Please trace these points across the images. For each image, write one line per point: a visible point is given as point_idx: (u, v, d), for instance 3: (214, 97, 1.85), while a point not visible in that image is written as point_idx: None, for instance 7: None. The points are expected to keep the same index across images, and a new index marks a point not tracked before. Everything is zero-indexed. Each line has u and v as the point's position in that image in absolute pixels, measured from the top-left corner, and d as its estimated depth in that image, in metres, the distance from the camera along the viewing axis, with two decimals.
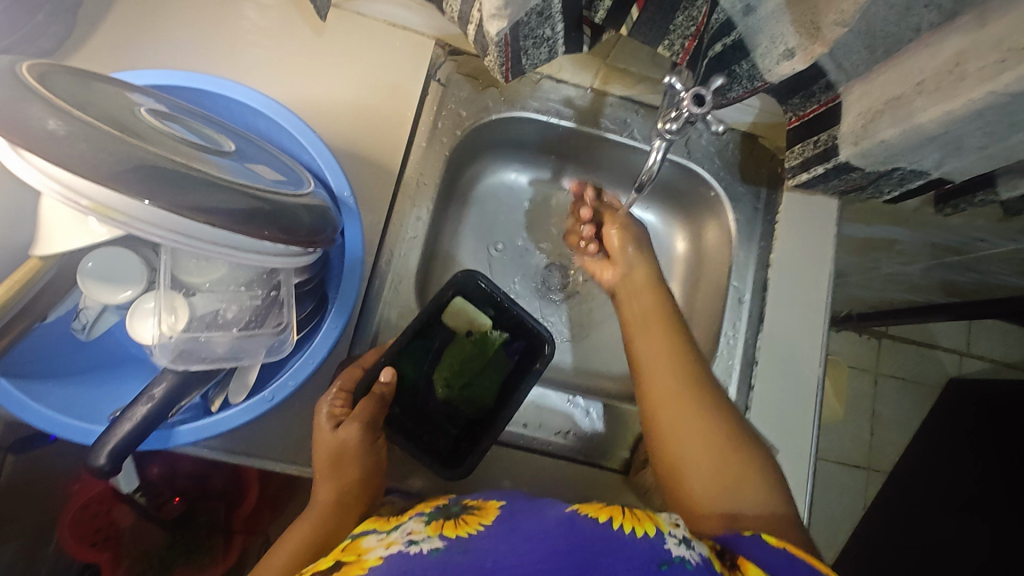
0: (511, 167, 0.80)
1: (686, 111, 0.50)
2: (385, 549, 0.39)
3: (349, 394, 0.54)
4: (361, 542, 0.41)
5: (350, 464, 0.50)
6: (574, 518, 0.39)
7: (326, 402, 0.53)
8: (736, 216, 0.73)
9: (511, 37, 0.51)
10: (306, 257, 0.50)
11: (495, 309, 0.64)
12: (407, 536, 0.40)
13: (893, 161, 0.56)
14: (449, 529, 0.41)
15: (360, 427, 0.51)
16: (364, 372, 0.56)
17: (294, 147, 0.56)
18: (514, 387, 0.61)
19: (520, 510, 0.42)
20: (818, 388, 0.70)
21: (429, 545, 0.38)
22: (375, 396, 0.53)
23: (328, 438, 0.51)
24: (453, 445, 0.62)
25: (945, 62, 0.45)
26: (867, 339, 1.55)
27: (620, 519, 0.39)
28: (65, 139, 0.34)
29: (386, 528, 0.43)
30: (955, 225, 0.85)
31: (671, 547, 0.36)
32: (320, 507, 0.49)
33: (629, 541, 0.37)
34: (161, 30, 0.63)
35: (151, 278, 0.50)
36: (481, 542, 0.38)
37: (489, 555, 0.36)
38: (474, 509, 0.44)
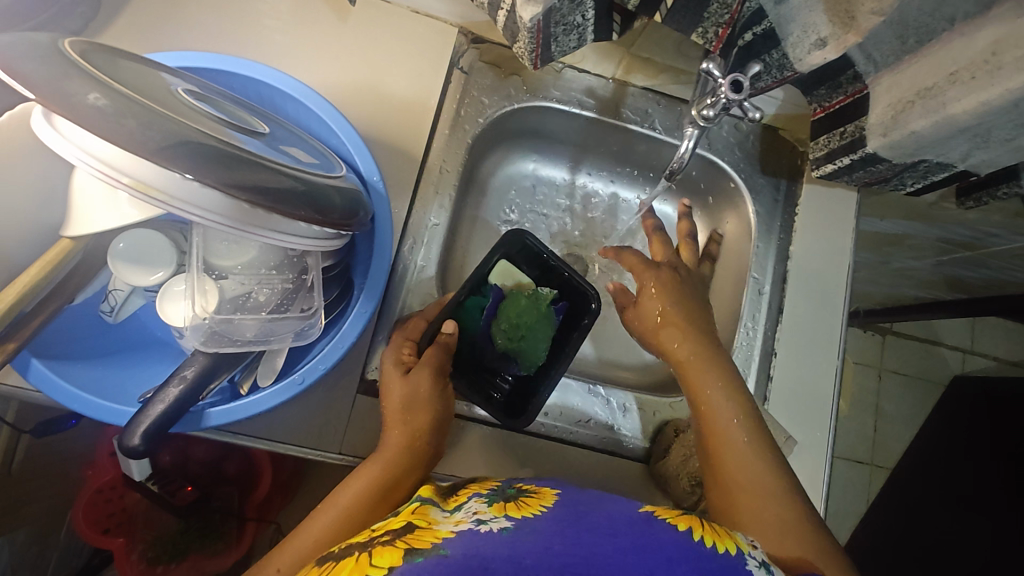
0: (530, 157, 0.79)
1: (722, 97, 0.51)
2: (454, 525, 0.39)
3: (415, 343, 0.58)
4: (428, 513, 0.42)
5: (421, 410, 0.53)
6: (650, 521, 0.40)
7: (394, 351, 0.57)
8: (756, 208, 0.73)
9: (542, 23, 0.51)
10: (335, 240, 0.50)
11: (540, 270, 0.67)
12: (474, 515, 0.41)
13: (921, 153, 0.56)
14: (513, 510, 0.42)
15: (430, 373, 0.55)
16: (427, 324, 0.59)
17: (323, 131, 0.55)
18: (565, 341, 0.64)
19: (581, 500, 0.43)
20: (836, 380, 0.70)
21: (499, 525, 0.39)
22: (441, 345, 0.56)
23: (398, 385, 0.54)
24: (507, 400, 0.63)
25: (981, 52, 0.45)
26: (873, 335, 1.55)
27: (700, 531, 0.40)
28: (109, 112, 0.34)
29: (447, 506, 0.44)
30: (970, 220, 0.85)
31: (751, 570, 0.39)
32: (389, 454, 0.51)
33: (710, 556, 0.38)
34: (185, 13, 0.63)
35: (181, 260, 0.50)
36: (548, 521, 0.39)
37: (560, 533, 0.37)
38: (531, 493, 0.45)
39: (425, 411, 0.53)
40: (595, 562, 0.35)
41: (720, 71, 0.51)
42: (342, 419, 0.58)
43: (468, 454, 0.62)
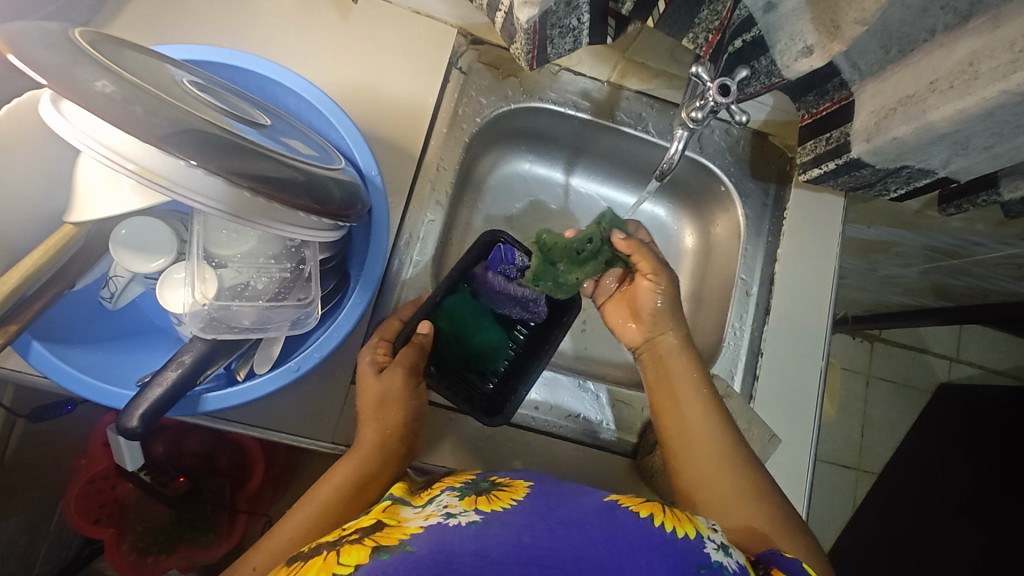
0: (526, 157, 0.81)
1: (710, 100, 0.52)
2: (424, 520, 0.40)
3: (390, 343, 0.59)
4: (399, 510, 0.43)
5: (395, 406, 0.55)
6: (615, 508, 0.41)
7: (369, 351, 0.58)
8: (745, 211, 0.75)
9: (539, 25, 0.52)
10: (333, 232, 0.51)
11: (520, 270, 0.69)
12: (444, 509, 0.42)
13: (903, 159, 0.58)
14: (484, 504, 0.42)
15: (404, 371, 0.56)
16: (403, 324, 0.61)
17: (324, 126, 0.57)
18: (545, 339, 0.65)
19: (552, 492, 0.43)
20: (820, 381, 0.72)
21: (468, 518, 0.39)
22: (415, 345, 0.58)
23: (373, 383, 0.56)
24: (488, 400, 0.64)
25: (959, 62, 0.47)
26: (861, 341, 1.58)
27: (661, 516, 0.41)
28: (115, 99, 0.35)
29: (419, 502, 0.45)
30: (954, 228, 0.87)
31: (710, 552, 0.39)
32: (364, 450, 0.53)
33: (670, 539, 0.39)
34: (191, 7, 0.64)
35: (181, 249, 0.51)
36: (518, 514, 0.40)
37: (528, 528, 0.38)
38: (503, 486, 0.46)
39: (397, 408, 0.55)
40: (562, 555, 0.35)
41: (709, 75, 0.52)
42: (336, 409, 0.59)
43: (457, 447, 0.63)
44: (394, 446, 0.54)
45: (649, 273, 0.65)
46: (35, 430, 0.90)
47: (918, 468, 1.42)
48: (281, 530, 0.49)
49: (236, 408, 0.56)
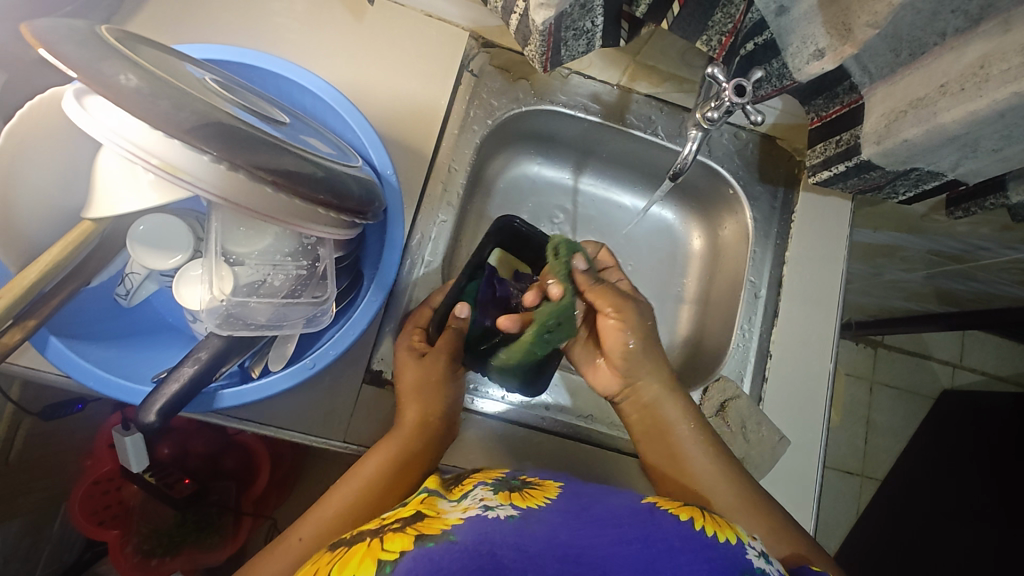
0: (535, 159, 0.82)
1: (727, 100, 0.53)
2: (463, 512, 0.40)
3: (425, 330, 0.61)
4: (436, 502, 0.43)
5: (436, 391, 0.57)
6: (653, 512, 0.41)
7: (406, 337, 0.60)
8: (754, 214, 0.76)
9: (554, 27, 0.53)
10: (349, 230, 0.51)
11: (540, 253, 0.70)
12: (481, 503, 0.41)
13: (912, 161, 0.58)
14: (519, 501, 0.42)
15: (445, 357, 0.58)
16: (435, 310, 0.61)
17: (338, 125, 0.57)
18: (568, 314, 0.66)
19: (583, 494, 0.44)
20: (829, 382, 0.72)
21: (506, 513, 0.39)
22: (454, 330, 0.59)
23: (416, 367, 0.57)
24: (520, 376, 0.65)
25: (970, 65, 0.48)
26: (864, 347, 1.58)
27: (701, 521, 0.40)
28: (143, 92, 0.36)
29: (453, 495, 0.45)
30: (960, 232, 0.88)
31: (752, 558, 0.38)
32: (405, 432, 0.54)
33: (711, 543, 0.37)
34: (206, 9, 0.65)
35: (197, 247, 0.52)
36: (552, 514, 0.40)
37: (564, 528, 0.38)
38: (535, 485, 0.46)
39: (437, 391, 0.57)
40: (600, 552, 0.36)
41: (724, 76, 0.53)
42: (348, 408, 0.59)
43: (468, 447, 0.63)
44: (433, 430, 0.55)
45: (612, 311, 0.61)
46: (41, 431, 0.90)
47: (922, 474, 1.42)
48: (326, 508, 0.50)
49: (249, 406, 0.56)
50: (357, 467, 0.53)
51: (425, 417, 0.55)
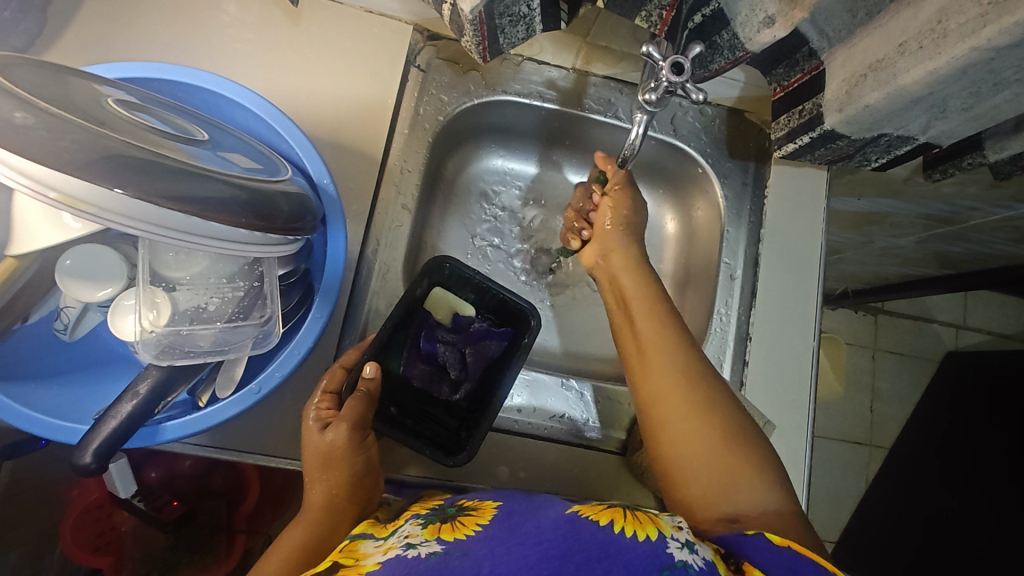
0: (497, 153, 0.79)
1: (664, 81, 0.49)
2: (382, 555, 0.41)
3: (336, 395, 0.55)
4: (359, 546, 0.43)
5: (340, 467, 0.52)
6: (574, 521, 0.42)
7: (312, 407, 0.54)
8: (724, 191, 0.73)
9: (486, 15, 0.50)
10: (289, 247, 0.49)
11: (476, 292, 0.66)
12: (404, 541, 0.42)
13: (879, 127, 0.55)
14: (447, 532, 0.43)
15: (349, 427, 0.52)
16: (348, 371, 0.56)
17: (274, 136, 0.55)
18: (508, 365, 0.63)
19: (516, 512, 0.45)
20: (813, 362, 0.69)
21: (429, 548, 0.40)
22: (360, 394, 0.54)
23: (317, 441, 0.52)
24: (452, 436, 0.61)
25: (927, 21, 0.44)
26: (864, 315, 1.55)
27: (621, 522, 0.41)
28: (28, 130, 0.33)
29: (382, 534, 0.45)
30: (946, 194, 0.84)
31: (673, 551, 0.38)
32: (313, 515, 0.51)
33: (630, 544, 0.39)
34: (135, 25, 0.62)
35: (132, 275, 0.49)
36: (479, 543, 0.40)
37: (487, 558, 0.38)
38: (470, 511, 0.46)
39: (341, 467, 0.52)
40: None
41: (661, 54, 0.50)
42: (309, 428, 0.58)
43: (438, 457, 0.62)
44: (344, 504, 0.51)
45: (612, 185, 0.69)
46: (24, 464, 0.90)
47: (929, 442, 1.39)
48: None
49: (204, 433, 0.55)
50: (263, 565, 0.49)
51: (335, 491, 0.51)
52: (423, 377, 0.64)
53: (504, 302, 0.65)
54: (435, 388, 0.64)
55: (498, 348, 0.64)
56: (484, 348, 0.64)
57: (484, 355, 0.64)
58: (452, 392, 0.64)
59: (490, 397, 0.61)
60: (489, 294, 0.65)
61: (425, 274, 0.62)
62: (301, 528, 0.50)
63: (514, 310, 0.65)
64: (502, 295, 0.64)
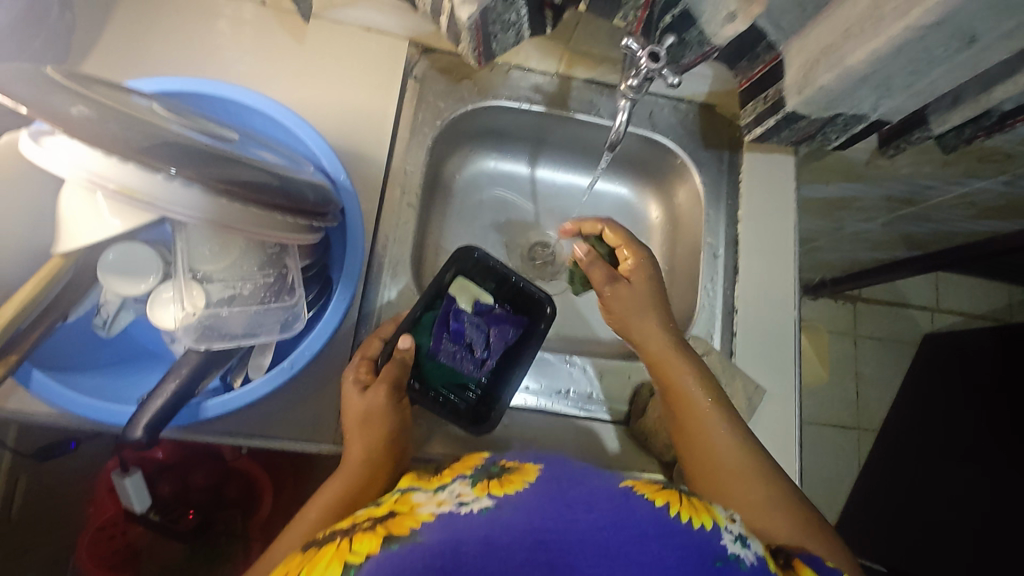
0: (491, 156, 0.85)
1: (643, 68, 0.56)
2: (436, 507, 0.43)
3: (373, 361, 0.60)
4: (411, 497, 0.45)
5: (379, 422, 0.56)
6: (629, 495, 0.43)
7: (352, 370, 0.59)
8: (702, 178, 0.79)
9: (480, 22, 0.57)
10: (313, 236, 0.54)
11: (497, 282, 0.70)
12: (456, 497, 0.44)
13: (835, 106, 0.62)
14: (496, 489, 0.45)
15: (387, 388, 0.57)
16: (385, 342, 0.62)
17: (293, 140, 0.60)
18: (524, 346, 0.68)
19: (563, 476, 0.46)
20: (796, 330, 0.75)
21: (479, 506, 0.42)
22: (398, 360, 0.59)
23: (357, 402, 0.56)
24: (473, 408, 0.65)
25: (866, 8, 0.51)
26: (843, 304, 1.65)
27: (677, 506, 0.42)
28: (96, 122, 0.39)
29: (430, 487, 0.48)
30: (905, 174, 0.93)
31: (726, 543, 0.41)
32: (354, 468, 0.54)
33: (685, 529, 0.40)
34: (151, 51, 0.68)
35: (166, 269, 0.53)
36: (529, 497, 0.42)
37: (538, 513, 0.40)
38: (514, 469, 0.49)
39: (379, 422, 0.56)
40: (571, 541, 0.38)
41: (639, 45, 0.57)
42: (332, 412, 0.61)
43: (456, 435, 0.66)
44: (381, 458, 0.55)
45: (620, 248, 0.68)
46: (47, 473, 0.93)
47: (916, 420, 1.46)
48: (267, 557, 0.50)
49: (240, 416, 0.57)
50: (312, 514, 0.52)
51: (375, 445, 0.55)
52: (449, 355, 0.68)
53: (523, 291, 0.70)
54: (460, 365, 0.68)
55: (516, 333, 0.69)
56: (504, 331, 0.69)
57: (503, 338, 0.69)
58: (476, 370, 0.68)
59: (511, 373, 0.66)
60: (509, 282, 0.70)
61: (453, 260, 0.68)
62: (344, 479, 0.54)
63: (533, 298, 0.70)
64: (521, 284, 0.69)
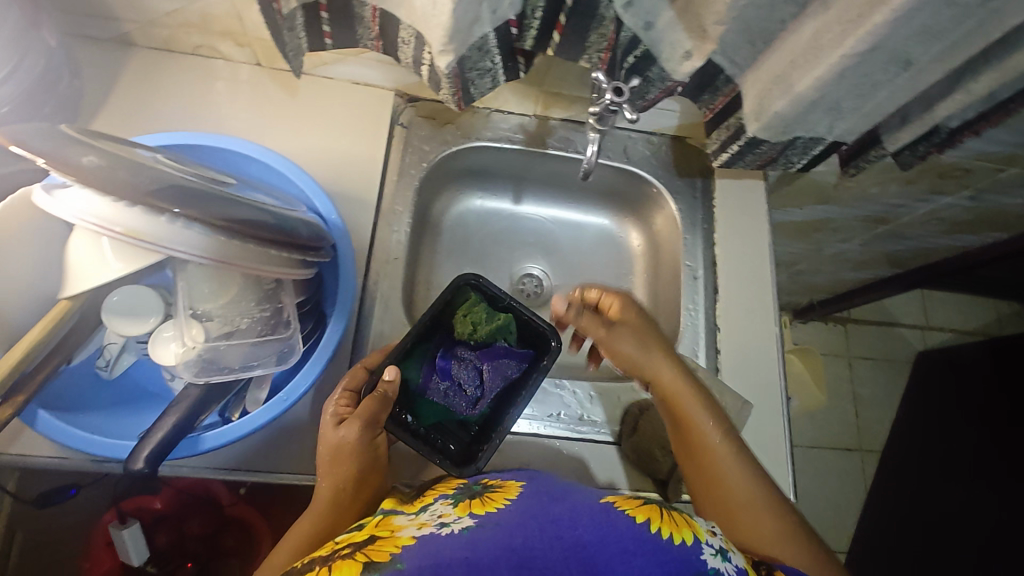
0: (476, 194, 0.89)
1: (608, 101, 0.65)
2: (416, 529, 0.44)
3: (355, 393, 0.59)
4: (393, 521, 0.46)
5: (348, 460, 0.56)
6: (610, 511, 0.44)
7: (332, 402, 0.58)
8: (678, 205, 0.83)
9: (458, 69, 0.62)
10: (307, 270, 0.57)
11: (497, 313, 0.69)
12: (438, 518, 0.45)
13: (792, 130, 0.66)
14: (477, 508, 0.47)
15: (361, 425, 0.56)
16: (370, 372, 0.60)
17: (288, 184, 0.63)
18: (523, 382, 0.67)
19: (545, 494, 0.47)
20: (778, 345, 0.77)
21: (460, 526, 0.43)
22: (379, 395, 0.57)
23: (330, 436, 0.56)
24: (464, 448, 0.64)
25: (807, 41, 0.57)
26: (834, 326, 1.73)
27: (657, 521, 0.43)
28: (105, 170, 0.43)
29: (412, 510, 0.49)
30: (873, 195, 0.98)
31: (706, 558, 0.42)
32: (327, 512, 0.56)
33: (665, 545, 0.41)
34: (152, 112, 0.73)
35: (168, 309, 0.56)
36: (510, 516, 0.44)
37: (520, 530, 0.41)
38: (496, 488, 0.50)
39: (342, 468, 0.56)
40: (551, 558, 0.39)
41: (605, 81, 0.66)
42: None
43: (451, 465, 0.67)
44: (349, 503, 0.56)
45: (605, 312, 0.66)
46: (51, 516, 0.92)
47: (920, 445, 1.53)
48: None
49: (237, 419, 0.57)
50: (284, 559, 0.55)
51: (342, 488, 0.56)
52: (442, 392, 0.68)
53: (527, 324, 0.68)
54: (453, 402, 0.68)
55: (517, 368, 0.68)
56: (502, 367, 0.68)
57: (501, 373, 0.68)
58: (469, 408, 0.68)
59: (506, 411, 0.65)
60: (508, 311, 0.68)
61: (450, 288, 0.67)
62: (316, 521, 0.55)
63: (535, 333, 0.69)
64: (526, 317, 0.68)
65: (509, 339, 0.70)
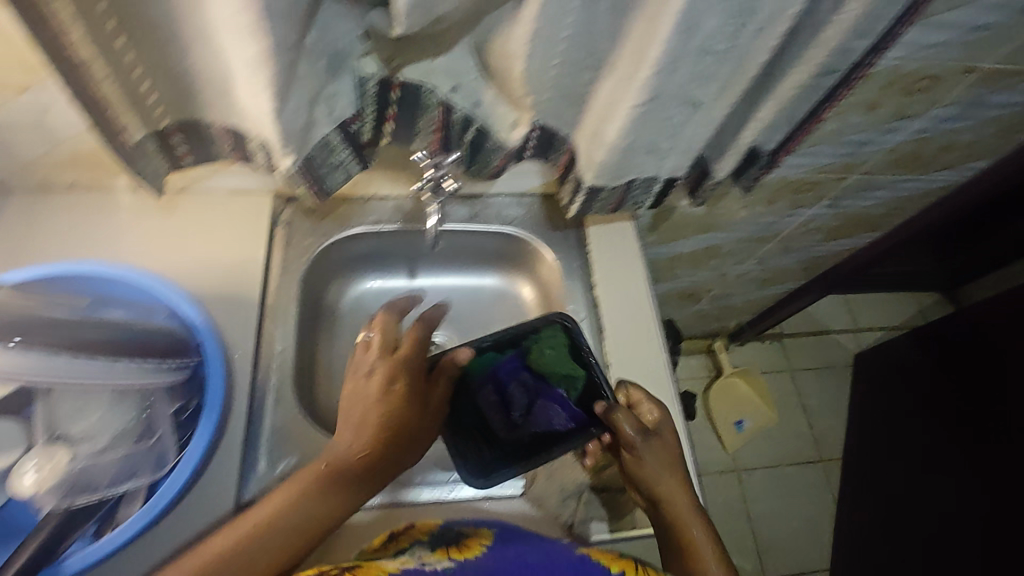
0: (370, 276, 0.93)
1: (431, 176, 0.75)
2: (399, 565, 0.45)
3: (391, 342, 0.68)
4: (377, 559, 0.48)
5: (371, 420, 0.61)
6: (586, 561, 0.45)
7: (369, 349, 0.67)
8: (555, 255, 0.88)
9: (306, 168, 0.68)
10: (167, 377, 0.65)
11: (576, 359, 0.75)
12: (419, 559, 0.47)
13: (626, 172, 0.73)
14: (456, 553, 0.48)
15: (404, 401, 0.63)
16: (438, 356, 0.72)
17: (150, 297, 0.65)
18: (553, 436, 0.71)
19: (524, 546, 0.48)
20: (669, 370, 0.80)
21: (443, 564, 0.45)
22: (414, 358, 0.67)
23: (368, 384, 0.63)
24: (482, 464, 0.71)
25: (607, 98, 0.64)
26: (770, 343, 1.79)
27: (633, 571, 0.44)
28: None
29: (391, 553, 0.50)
30: (745, 218, 1.06)
31: None
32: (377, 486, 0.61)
33: None
34: (29, 250, 0.75)
35: (31, 441, 0.60)
36: (491, 561, 0.45)
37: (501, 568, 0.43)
38: (474, 535, 0.54)
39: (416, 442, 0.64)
40: None
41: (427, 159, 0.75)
42: None
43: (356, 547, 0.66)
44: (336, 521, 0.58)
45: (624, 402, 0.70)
46: None
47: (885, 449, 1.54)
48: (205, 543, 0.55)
49: (111, 539, 0.57)
50: (264, 534, 0.55)
51: (351, 503, 0.59)
52: (493, 402, 0.75)
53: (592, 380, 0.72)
54: (491, 417, 0.74)
55: (564, 421, 0.72)
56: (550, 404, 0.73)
57: (546, 414, 0.73)
58: (505, 429, 0.73)
59: (535, 454, 0.70)
60: (585, 360, 0.74)
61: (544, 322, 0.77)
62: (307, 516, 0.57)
63: (594, 393, 0.72)
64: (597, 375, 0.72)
65: (572, 392, 0.73)
